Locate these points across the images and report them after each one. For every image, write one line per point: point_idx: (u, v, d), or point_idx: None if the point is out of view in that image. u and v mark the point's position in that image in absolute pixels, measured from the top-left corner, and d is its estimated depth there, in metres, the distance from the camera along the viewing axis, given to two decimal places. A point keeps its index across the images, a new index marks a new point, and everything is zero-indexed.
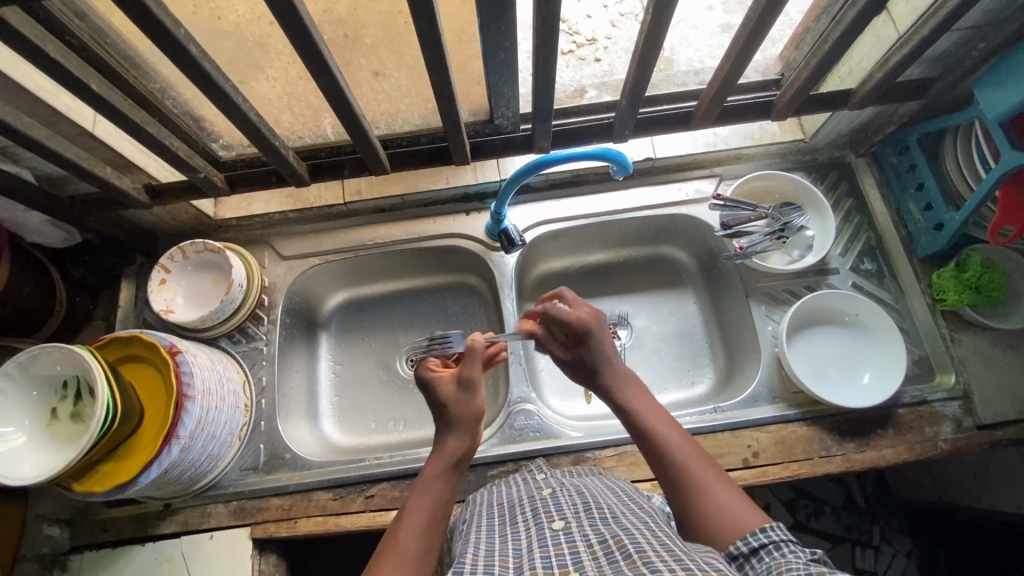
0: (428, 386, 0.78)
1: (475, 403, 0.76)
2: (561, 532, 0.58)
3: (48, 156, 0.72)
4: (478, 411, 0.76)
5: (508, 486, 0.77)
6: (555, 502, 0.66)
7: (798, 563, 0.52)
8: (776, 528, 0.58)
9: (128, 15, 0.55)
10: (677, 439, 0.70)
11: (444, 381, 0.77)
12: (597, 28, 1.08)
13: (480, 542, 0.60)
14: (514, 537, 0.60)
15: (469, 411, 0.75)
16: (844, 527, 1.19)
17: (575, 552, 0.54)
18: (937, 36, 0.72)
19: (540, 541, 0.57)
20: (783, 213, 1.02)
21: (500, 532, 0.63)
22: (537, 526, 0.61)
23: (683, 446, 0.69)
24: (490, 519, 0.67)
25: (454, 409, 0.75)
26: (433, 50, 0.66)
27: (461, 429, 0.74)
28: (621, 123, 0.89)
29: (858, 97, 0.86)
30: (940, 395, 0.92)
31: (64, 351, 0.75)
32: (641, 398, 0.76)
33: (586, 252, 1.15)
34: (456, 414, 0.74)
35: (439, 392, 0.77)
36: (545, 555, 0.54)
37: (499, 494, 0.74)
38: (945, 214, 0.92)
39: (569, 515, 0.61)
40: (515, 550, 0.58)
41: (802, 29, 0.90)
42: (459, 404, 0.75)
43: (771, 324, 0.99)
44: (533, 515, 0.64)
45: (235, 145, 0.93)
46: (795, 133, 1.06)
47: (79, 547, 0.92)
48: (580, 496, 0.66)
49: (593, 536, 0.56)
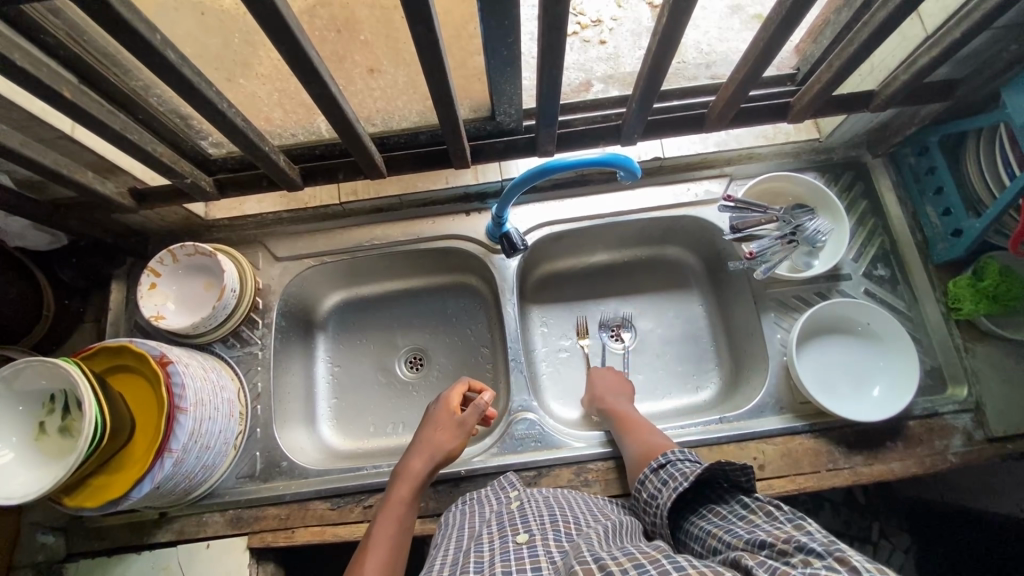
0: (431, 418, 0.84)
1: (454, 439, 0.81)
2: (525, 546, 0.58)
3: (25, 164, 0.68)
4: (453, 450, 0.80)
5: (480, 498, 0.78)
6: (521, 515, 0.67)
7: (684, 476, 0.69)
8: (676, 451, 0.75)
9: (102, 23, 0.51)
10: (641, 431, 0.86)
11: (440, 413, 0.84)
12: (603, 8, 1.01)
13: (444, 568, 0.59)
14: (478, 551, 0.60)
15: (444, 444, 0.80)
16: (843, 523, 1.17)
17: (538, 566, 0.54)
18: (970, 39, 0.68)
19: (502, 554, 0.57)
20: (794, 216, 0.97)
21: (466, 548, 0.62)
22: (502, 538, 0.61)
23: (643, 432, 0.86)
24: (458, 540, 0.66)
25: (432, 437, 0.81)
26: (432, 53, 0.62)
27: (428, 454, 0.79)
28: (630, 126, 0.84)
29: (880, 100, 0.82)
30: (951, 407, 0.90)
31: (48, 365, 0.73)
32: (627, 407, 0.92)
33: (590, 252, 1.11)
34: (435, 449, 0.79)
35: (433, 421, 0.83)
36: (507, 568, 0.54)
37: (469, 512, 0.75)
38: (964, 220, 0.89)
39: (534, 527, 0.62)
40: (477, 564, 0.57)
41: (820, 21, 0.85)
42: (444, 436, 0.81)
43: (780, 332, 0.96)
44: (499, 527, 0.64)
45: (225, 143, 0.87)
46: (810, 133, 1.01)
47: (74, 555, 0.90)
48: (546, 508, 0.68)
49: (554, 552, 0.57)
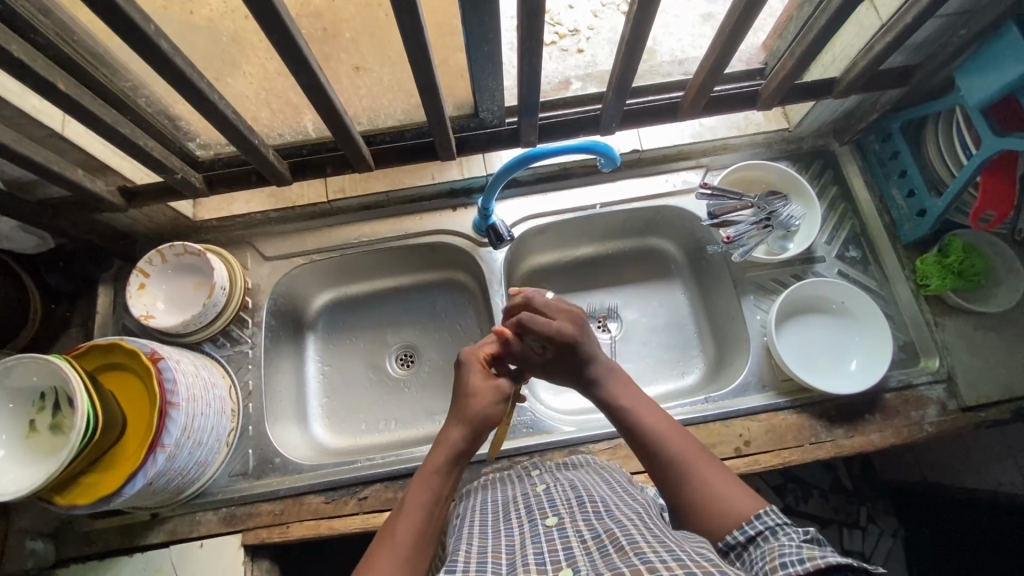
0: (466, 378, 0.75)
1: (494, 404, 0.73)
2: (554, 529, 0.57)
3: (16, 160, 0.70)
4: (493, 414, 0.73)
5: (500, 482, 0.75)
6: (547, 498, 0.64)
7: (789, 546, 0.52)
8: (771, 513, 0.58)
9: (95, 11, 0.53)
10: (670, 431, 0.69)
11: (476, 377, 0.75)
12: (580, 18, 1.06)
13: (473, 538, 0.59)
14: (507, 534, 0.59)
15: (483, 410, 0.72)
16: (832, 509, 1.19)
17: (567, 547, 0.53)
18: (920, 24, 0.73)
19: (533, 537, 0.56)
20: (768, 202, 1.01)
21: (493, 529, 0.61)
22: (530, 522, 0.60)
23: (678, 438, 0.68)
24: (483, 515, 0.65)
25: (468, 405, 0.72)
26: (416, 43, 0.64)
27: (467, 421, 0.70)
28: (608, 116, 0.88)
29: (841, 86, 0.87)
30: (924, 378, 0.94)
31: (39, 361, 0.73)
32: (631, 394, 0.75)
33: (575, 245, 1.14)
34: (473, 411, 0.71)
35: (468, 385, 0.74)
36: (538, 551, 0.53)
37: (493, 490, 0.72)
38: (927, 200, 0.94)
39: (562, 511, 0.60)
40: (508, 547, 0.56)
41: (784, 18, 0.90)
42: (480, 402, 0.72)
43: (759, 313, 0.99)
44: (525, 511, 0.62)
45: (213, 143, 0.89)
46: (780, 122, 1.07)
47: (64, 561, 0.89)
48: (573, 490, 0.65)
49: (585, 531, 0.55)
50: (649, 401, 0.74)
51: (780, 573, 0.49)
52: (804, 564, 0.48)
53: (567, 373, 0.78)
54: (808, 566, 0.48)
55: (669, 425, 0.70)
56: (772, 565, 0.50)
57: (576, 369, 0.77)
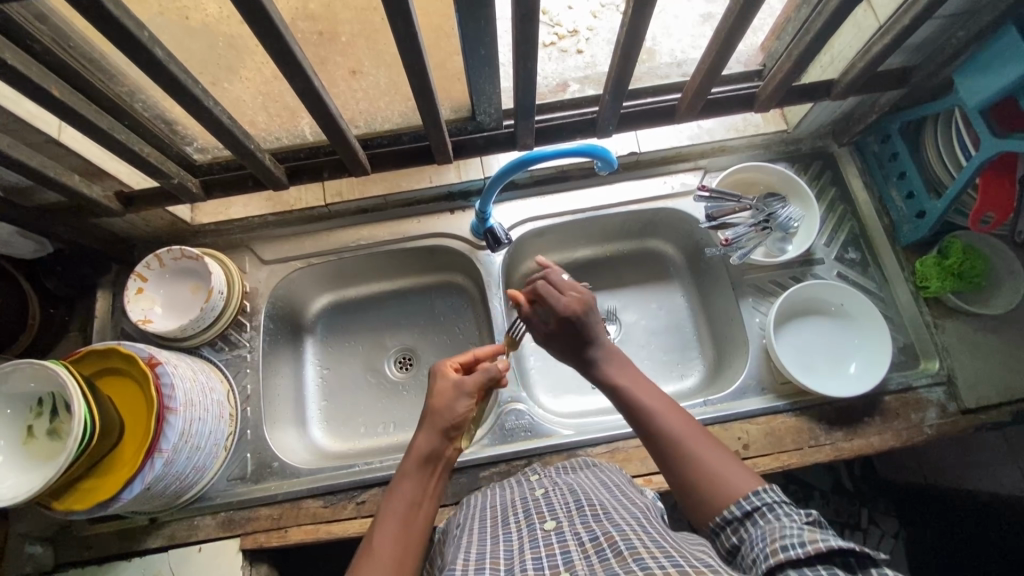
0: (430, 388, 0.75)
1: (458, 404, 0.72)
2: (552, 533, 0.57)
3: (14, 167, 0.70)
4: (458, 415, 0.71)
5: (499, 487, 0.75)
6: (546, 502, 0.64)
7: (790, 526, 0.51)
8: (771, 491, 0.58)
9: (87, 18, 0.53)
10: (666, 410, 0.68)
11: (443, 381, 0.75)
12: (579, 19, 1.05)
13: (471, 546, 0.58)
14: (505, 540, 0.59)
15: (446, 413, 0.71)
16: (833, 512, 1.14)
17: (566, 551, 0.53)
18: (918, 25, 0.72)
19: (530, 543, 0.56)
20: (767, 204, 1.01)
21: (491, 535, 0.61)
22: (528, 527, 0.59)
23: (673, 417, 0.67)
24: (482, 522, 0.65)
25: (433, 407, 0.72)
26: (410, 48, 0.64)
27: (431, 425, 0.70)
28: (604, 118, 0.88)
29: (839, 87, 0.86)
30: (924, 381, 0.93)
31: (36, 367, 0.73)
32: (633, 375, 0.73)
33: (574, 247, 1.14)
34: (434, 415, 0.71)
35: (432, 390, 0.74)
36: (536, 556, 0.53)
37: (492, 496, 0.72)
38: (926, 202, 0.93)
39: (560, 515, 0.60)
40: (506, 552, 0.56)
41: (781, 20, 0.89)
42: (442, 403, 0.72)
43: (758, 315, 0.99)
44: (524, 515, 0.62)
45: (210, 148, 0.89)
46: (778, 124, 1.07)
47: (63, 565, 0.89)
48: (571, 494, 0.65)
49: (583, 534, 0.55)
50: (645, 380, 0.73)
51: (779, 554, 0.48)
52: (806, 547, 0.47)
53: (567, 351, 0.78)
54: (808, 549, 0.47)
55: (668, 406, 0.69)
56: (772, 547, 0.50)
57: (576, 347, 0.77)
